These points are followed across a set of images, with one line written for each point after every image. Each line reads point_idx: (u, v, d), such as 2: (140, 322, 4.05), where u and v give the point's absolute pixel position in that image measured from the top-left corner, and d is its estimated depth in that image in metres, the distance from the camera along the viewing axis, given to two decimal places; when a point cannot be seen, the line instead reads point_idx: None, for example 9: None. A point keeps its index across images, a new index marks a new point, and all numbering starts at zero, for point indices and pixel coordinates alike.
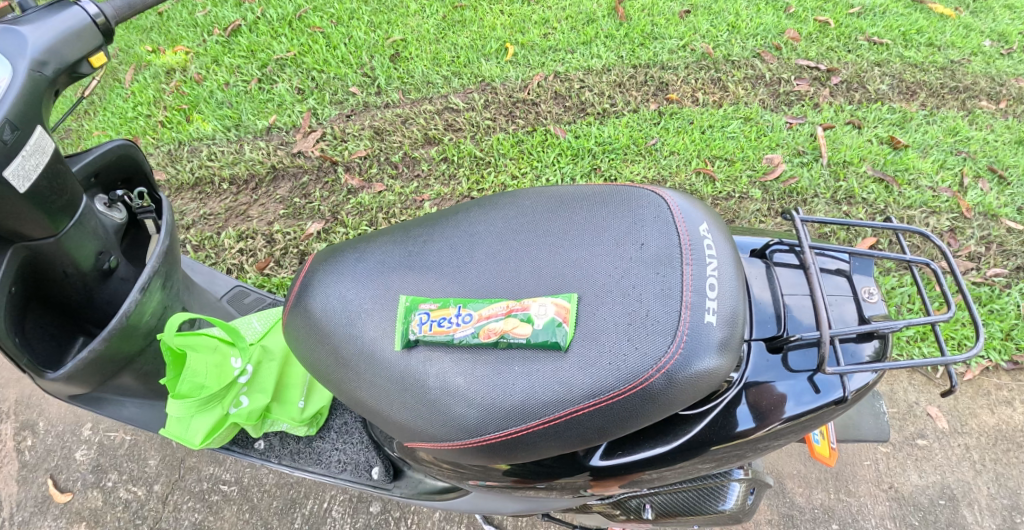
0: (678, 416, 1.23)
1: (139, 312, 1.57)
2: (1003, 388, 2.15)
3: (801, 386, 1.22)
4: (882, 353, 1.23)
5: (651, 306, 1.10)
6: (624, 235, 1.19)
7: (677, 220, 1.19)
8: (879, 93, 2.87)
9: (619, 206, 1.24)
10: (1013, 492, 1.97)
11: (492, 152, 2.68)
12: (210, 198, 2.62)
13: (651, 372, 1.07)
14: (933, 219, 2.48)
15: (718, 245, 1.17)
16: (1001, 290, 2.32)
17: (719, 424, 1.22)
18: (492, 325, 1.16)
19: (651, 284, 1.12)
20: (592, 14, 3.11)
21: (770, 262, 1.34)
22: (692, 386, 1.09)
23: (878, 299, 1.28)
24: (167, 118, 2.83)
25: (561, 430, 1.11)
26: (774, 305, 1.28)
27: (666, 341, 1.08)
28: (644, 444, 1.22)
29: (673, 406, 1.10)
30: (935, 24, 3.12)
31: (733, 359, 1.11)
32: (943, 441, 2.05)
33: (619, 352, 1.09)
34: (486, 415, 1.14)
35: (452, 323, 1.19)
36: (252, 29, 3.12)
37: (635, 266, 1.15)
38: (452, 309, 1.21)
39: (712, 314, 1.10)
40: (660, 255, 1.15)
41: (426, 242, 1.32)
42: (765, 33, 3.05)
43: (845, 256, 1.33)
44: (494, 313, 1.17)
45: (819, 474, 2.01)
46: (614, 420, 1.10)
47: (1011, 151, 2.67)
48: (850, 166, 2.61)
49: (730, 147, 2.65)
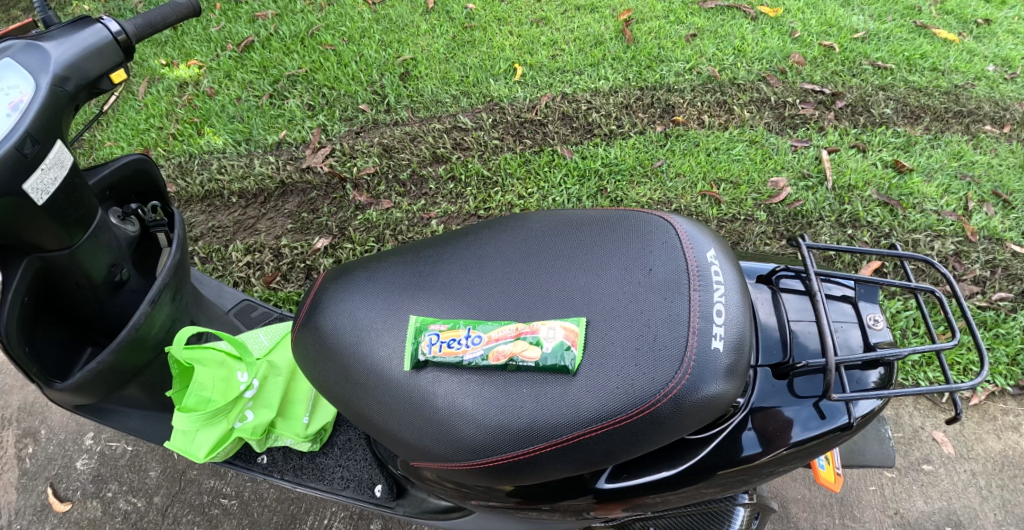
0: (683, 440, 1.23)
1: (148, 325, 1.58)
2: (1010, 413, 2.14)
3: (806, 412, 1.22)
4: (888, 380, 1.23)
5: (659, 331, 1.11)
6: (631, 260, 1.21)
7: (684, 246, 1.20)
8: (883, 117, 2.89)
9: (626, 231, 1.26)
10: (1020, 519, 1.95)
11: (499, 171, 2.70)
12: (219, 211, 2.65)
13: (658, 397, 1.08)
14: (937, 243, 2.48)
15: (725, 271, 1.18)
16: (1006, 314, 2.31)
17: (723, 449, 1.22)
18: (501, 347, 1.17)
19: (659, 309, 1.13)
20: (600, 36, 3.15)
21: (776, 288, 1.34)
22: (698, 411, 1.09)
23: (883, 326, 1.29)
24: (179, 131, 2.86)
25: (567, 452, 1.12)
26: (780, 331, 1.29)
27: (673, 366, 1.09)
28: (649, 468, 1.23)
29: (679, 431, 1.11)
30: (938, 49, 3.15)
31: (738, 385, 1.11)
32: (948, 467, 2.04)
33: (626, 376, 1.10)
34: (493, 437, 1.15)
35: (461, 345, 1.20)
36: (264, 45, 3.17)
37: (642, 291, 1.16)
38: (461, 331, 1.21)
39: (719, 340, 1.10)
40: (667, 280, 1.16)
41: (436, 262, 1.34)
42: (770, 57, 3.08)
43: (851, 282, 1.33)
44: (503, 337, 1.18)
45: (823, 498, 2.00)
46: (620, 444, 1.11)
47: (1016, 176, 2.69)
48: (854, 190, 2.63)
49: (735, 169, 2.67)
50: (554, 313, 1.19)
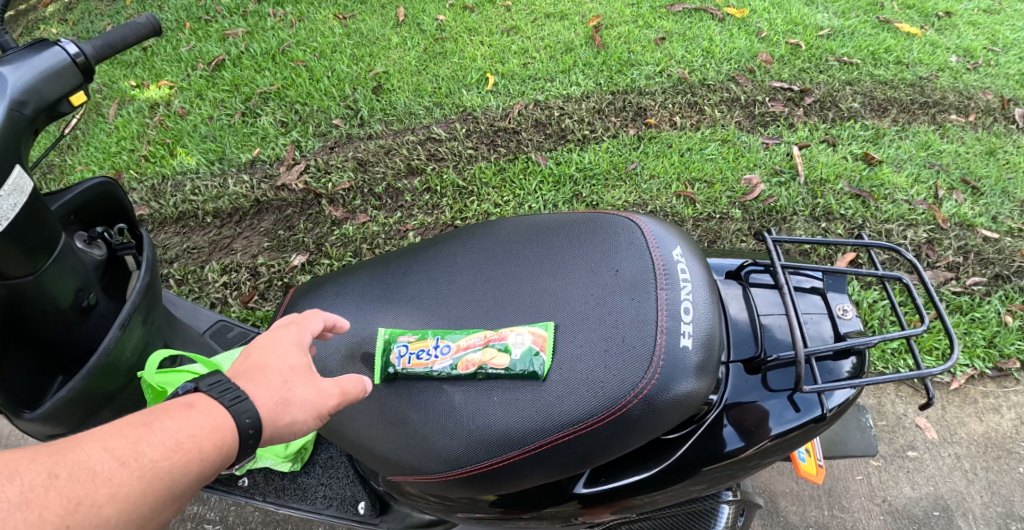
0: (660, 440, 1.23)
1: (119, 349, 1.55)
2: (990, 395, 2.17)
3: (781, 405, 1.23)
4: (860, 369, 1.24)
5: (627, 332, 1.11)
6: (599, 262, 1.21)
7: (650, 246, 1.20)
8: (851, 111, 2.93)
9: (594, 234, 1.26)
10: (1007, 499, 1.97)
11: (474, 181, 2.69)
12: (194, 232, 2.62)
13: (628, 399, 1.07)
14: (910, 232, 2.51)
15: (692, 268, 1.17)
16: (981, 298, 2.35)
17: (702, 447, 1.22)
18: (470, 356, 1.18)
19: (627, 310, 1.13)
20: (570, 43, 3.18)
21: (745, 283, 1.35)
22: (672, 410, 1.08)
23: (852, 316, 1.30)
24: (151, 152, 2.83)
25: (543, 459, 1.10)
26: (751, 326, 1.29)
27: (642, 367, 1.08)
28: (629, 470, 1.22)
29: (653, 432, 1.10)
30: (902, 42, 3.22)
31: (711, 382, 1.10)
32: (933, 452, 2.06)
33: (596, 379, 1.09)
34: (467, 447, 1.13)
35: (430, 355, 1.20)
36: (235, 63, 3.16)
37: (610, 293, 1.16)
38: (430, 341, 1.22)
39: (687, 337, 1.10)
40: (635, 281, 1.16)
41: (405, 273, 1.33)
42: (738, 57, 3.12)
43: (819, 274, 1.35)
44: (470, 347, 1.18)
45: (812, 491, 2.00)
46: (595, 449, 1.09)
47: (982, 162, 2.74)
48: (826, 184, 2.66)
49: (709, 169, 2.69)
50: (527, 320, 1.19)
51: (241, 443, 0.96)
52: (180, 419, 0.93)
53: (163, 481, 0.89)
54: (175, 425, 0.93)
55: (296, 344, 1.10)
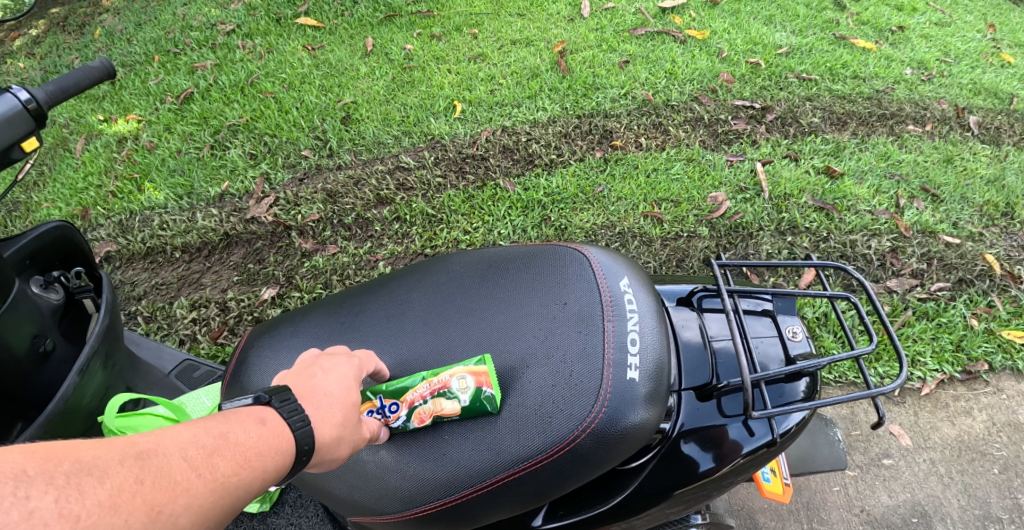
0: (619, 470, 1.27)
1: (78, 395, 1.52)
2: (960, 398, 2.21)
3: (734, 431, 1.26)
4: (812, 390, 1.27)
5: (575, 366, 1.15)
6: (549, 296, 1.25)
7: (598, 278, 1.25)
8: (812, 125, 3.01)
9: (544, 266, 1.30)
10: (982, 502, 2.00)
11: (444, 209, 2.70)
12: (163, 268, 2.59)
13: (576, 433, 1.11)
14: (874, 241, 2.55)
15: (639, 299, 1.22)
16: (946, 303, 2.39)
17: (657, 475, 1.26)
18: (421, 408, 1.18)
19: (575, 344, 1.17)
20: (536, 68, 3.22)
21: (697, 310, 1.38)
22: (621, 441, 1.12)
23: (802, 338, 1.34)
24: (119, 188, 2.80)
25: (496, 495, 1.14)
26: (702, 352, 1.32)
27: (590, 401, 1.12)
28: (589, 502, 1.26)
29: (604, 464, 1.14)
30: (858, 57, 3.32)
31: (659, 411, 1.15)
32: (908, 459, 2.08)
33: (545, 414, 1.13)
34: (425, 487, 1.16)
35: (379, 417, 1.19)
36: (204, 95, 3.16)
37: (559, 326, 1.20)
38: (375, 401, 1.20)
39: (634, 370, 1.15)
40: (583, 314, 1.20)
41: (358, 311, 1.36)
42: (700, 77, 3.19)
43: (769, 297, 1.38)
44: (418, 395, 1.19)
45: (790, 505, 2.01)
46: (548, 483, 1.13)
47: (940, 171, 2.82)
48: (791, 198, 2.71)
49: (675, 189, 2.73)
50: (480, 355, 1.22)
51: (297, 464, 0.97)
52: (251, 432, 0.95)
53: (231, 495, 0.91)
54: (246, 437, 0.94)
55: (355, 376, 1.12)
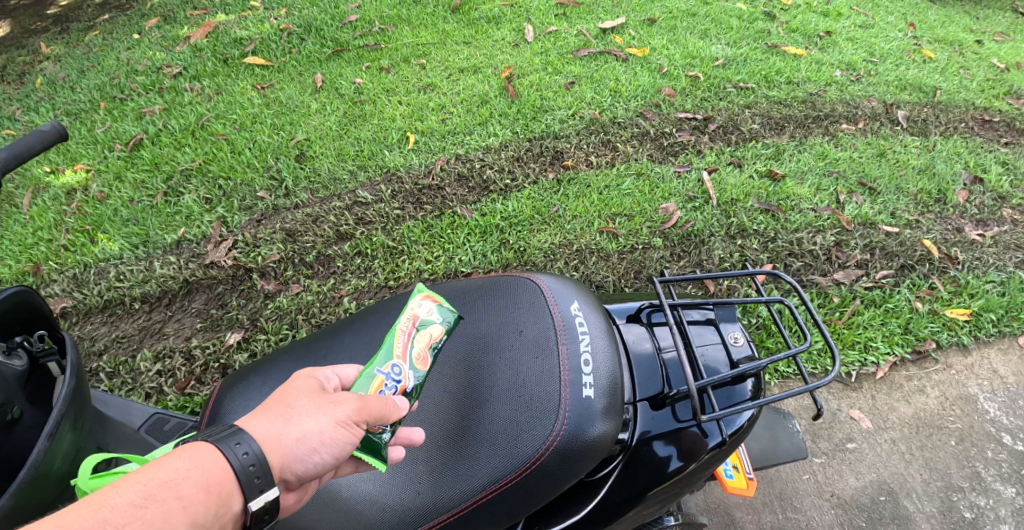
0: (585, 481, 1.34)
1: (49, 459, 1.50)
2: (912, 378, 2.32)
3: (688, 434, 1.35)
4: (757, 390, 1.37)
5: (535, 388, 1.27)
6: (506, 325, 1.37)
7: (551, 304, 1.37)
8: (752, 132, 3.15)
9: (500, 297, 1.43)
10: (943, 474, 2.09)
11: (404, 240, 2.74)
12: (122, 320, 2.56)
13: (541, 451, 1.22)
14: (819, 237, 2.68)
15: (589, 320, 1.34)
16: (891, 289, 2.51)
17: (620, 484, 1.34)
18: (416, 352, 1.30)
19: (533, 368, 1.29)
20: (485, 95, 3.31)
21: (647, 324, 1.46)
22: (583, 454, 1.24)
23: (743, 342, 1.43)
24: (71, 241, 2.76)
25: (472, 517, 1.23)
26: (653, 365, 1.40)
27: (551, 420, 1.24)
28: (560, 516, 1.33)
29: (569, 478, 1.25)
30: (790, 64, 3.49)
31: (617, 423, 1.27)
32: (870, 441, 2.15)
33: (511, 436, 1.24)
34: (405, 516, 1.25)
35: (393, 383, 1.26)
36: (154, 141, 3.15)
37: (517, 353, 1.32)
38: (378, 377, 1.25)
39: (589, 387, 1.26)
40: (539, 340, 1.33)
41: (325, 353, 1.52)
42: (644, 93, 3.31)
43: (710, 306, 1.47)
44: (403, 338, 1.31)
45: (764, 497, 2.04)
46: (519, 500, 1.23)
47: (874, 165, 2.98)
48: (737, 203, 2.82)
49: (627, 203, 2.82)
50: (451, 395, 1.34)
51: (246, 483, 1.02)
52: (165, 467, 1.00)
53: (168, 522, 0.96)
54: (162, 472, 0.99)
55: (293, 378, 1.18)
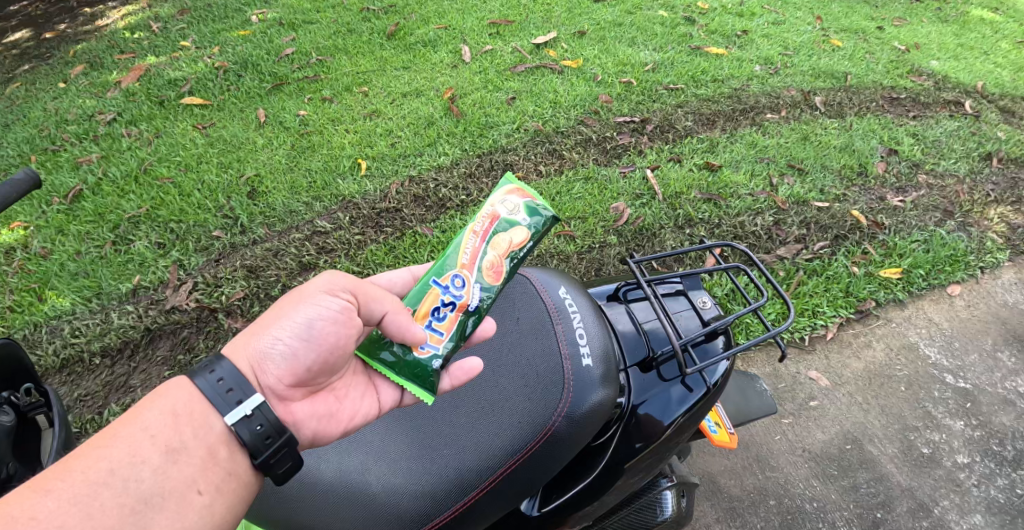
0: (590, 449, 1.46)
1: None
2: (859, 335, 2.50)
3: (676, 392, 1.45)
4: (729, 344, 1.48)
5: (539, 366, 1.40)
6: (503, 316, 1.51)
7: (541, 290, 1.50)
8: (687, 129, 3.34)
9: None
10: (897, 418, 2.26)
11: (368, 264, 2.78)
12: (84, 377, 2.50)
13: (553, 419, 1.35)
14: (759, 218, 2.86)
15: (578, 301, 1.48)
16: (830, 258, 2.70)
17: (622, 445, 1.44)
18: (491, 259, 1.45)
19: (534, 348, 1.43)
20: (430, 117, 3.39)
21: (625, 301, 1.57)
22: (590, 419, 1.36)
23: (711, 304, 1.54)
24: (18, 300, 2.68)
25: (497, 491, 1.35)
26: (636, 335, 1.51)
27: (558, 391, 1.36)
28: (571, 483, 1.45)
29: (579, 442, 1.37)
30: (714, 63, 3.72)
31: (615, 387, 1.40)
32: (830, 397, 2.31)
33: (524, 410, 1.37)
34: (435, 499, 1.35)
35: (456, 292, 1.43)
36: (95, 190, 3.10)
37: (517, 338, 1.46)
38: (444, 286, 1.43)
39: (587, 357, 1.39)
40: (535, 323, 1.46)
41: None
42: (582, 102, 3.46)
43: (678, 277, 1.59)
44: (478, 246, 1.45)
45: (742, 461, 2.15)
46: (537, 470, 1.36)
47: (800, 148, 3.20)
48: (681, 196, 2.99)
49: (579, 206, 2.95)
50: (465, 381, 1.44)
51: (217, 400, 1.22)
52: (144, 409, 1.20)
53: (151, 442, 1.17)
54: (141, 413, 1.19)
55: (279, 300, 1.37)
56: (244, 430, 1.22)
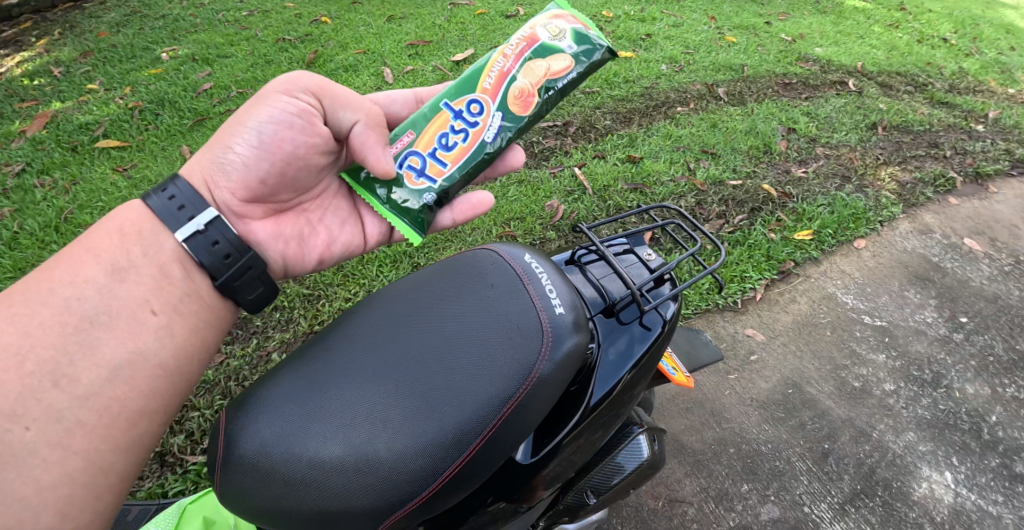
0: (569, 392, 1.50)
1: None
2: (784, 292, 2.73)
3: (637, 333, 1.56)
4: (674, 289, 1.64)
5: (516, 318, 1.39)
6: (472, 278, 1.47)
7: (504, 256, 1.51)
8: (606, 127, 3.53)
9: (456, 262, 1.53)
10: (828, 359, 2.49)
11: (318, 285, 2.77)
12: None
13: (538, 363, 1.35)
14: (682, 201, 3.07)
15: (540, 261, 1.50)
16: (749, 228, 2.93)
17: (600, 383, 1.51)
18: (526, 87, 1.75)
19: (509, 303, 1.41)
20: None
21: (581, 264, 1.66)
22: (570, 360, 1.38)
23: (655, 256, 1.69)
24: None
25: (496, 439, 1.32)
26: (597, 291, 1.60)
27: (538, 338, 1.37)
28: (559, 424, 1.48)
29: (560, 383, 1.38)
30: (623, 66, 3.95)
31: (586, 332, 1.42)
32: (768, 349, 2.51)
33: (509, 358, 1.35)
34: (441, 454, 1.29)
35: (472, 119, 1.74)
36: (11, 245, 2.95)
37: (491, 296, 1.43)
38: (466, 108, 1.74)
39: (558, 305, 1.41)
40: (505, 282, 1.45)
41: (305, 349, 1.45)
42: None
43: (622, 240, 1.73)
44: (506, 72, 1.75)
45: (700, 418, 2.30)
46: (530, 412, 1.35)
47: (711, 135, 3.46)
48: (609, 188, 3.16)
49: (516, 207, 3.07)
50: (445, 338, 1.38)
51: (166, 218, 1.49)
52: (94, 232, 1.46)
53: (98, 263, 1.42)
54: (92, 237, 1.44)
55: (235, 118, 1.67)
56: (200, 245, 1.49)
